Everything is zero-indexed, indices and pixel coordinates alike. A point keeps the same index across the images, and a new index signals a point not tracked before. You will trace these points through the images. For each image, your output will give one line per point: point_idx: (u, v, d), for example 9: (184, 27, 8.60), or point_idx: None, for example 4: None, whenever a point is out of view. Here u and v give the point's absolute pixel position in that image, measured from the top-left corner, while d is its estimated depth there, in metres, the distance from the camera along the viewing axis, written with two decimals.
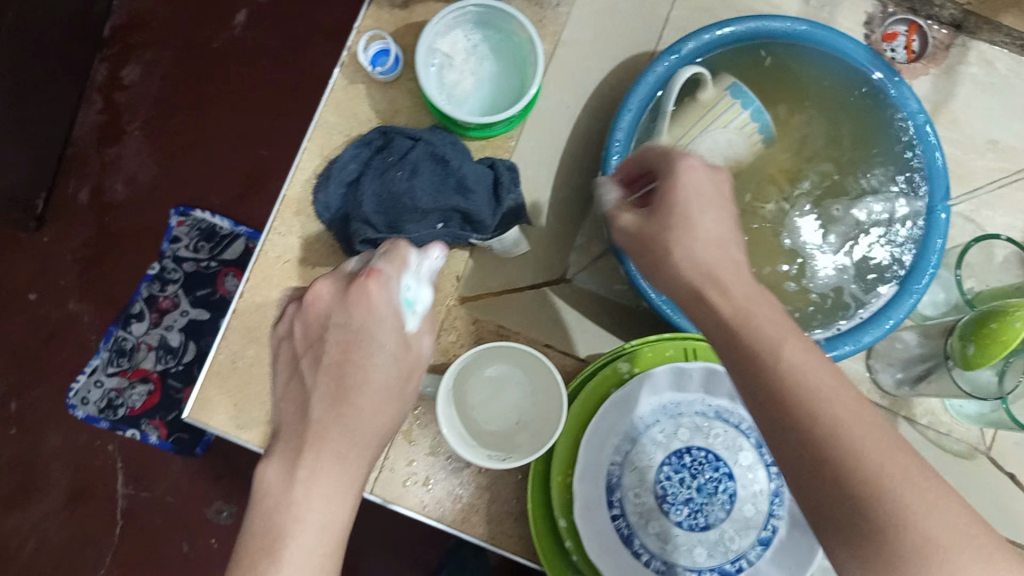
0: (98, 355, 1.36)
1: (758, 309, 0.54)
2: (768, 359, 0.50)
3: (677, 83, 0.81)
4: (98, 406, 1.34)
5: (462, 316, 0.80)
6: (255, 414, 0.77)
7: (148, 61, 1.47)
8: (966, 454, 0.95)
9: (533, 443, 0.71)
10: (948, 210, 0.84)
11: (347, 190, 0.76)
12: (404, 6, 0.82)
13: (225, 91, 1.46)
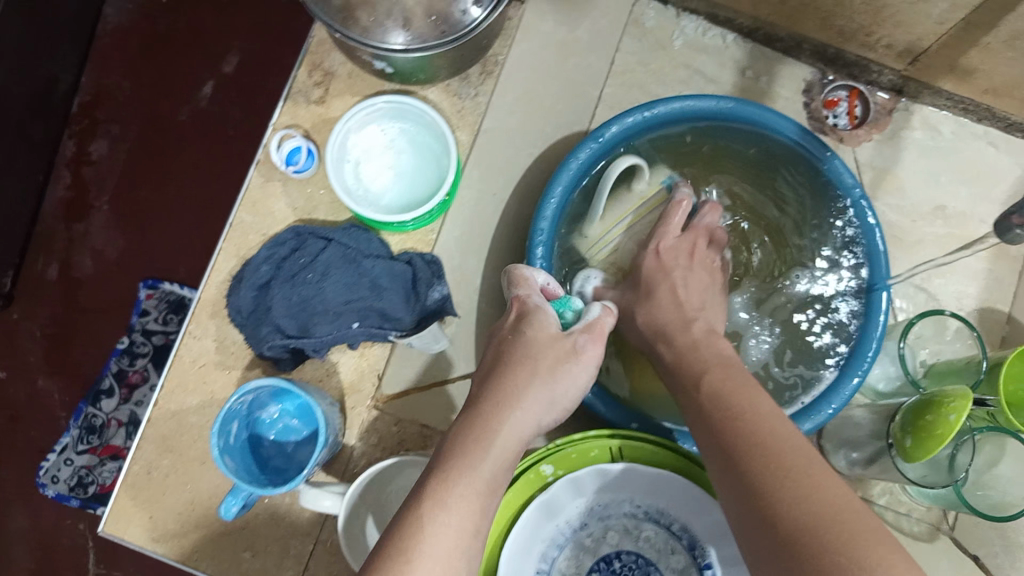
0: (67, 432, 1.17)
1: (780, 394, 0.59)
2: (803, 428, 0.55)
3: (615, 171, 0.82)
4: (66, 485, 1.16)
5: (382, 417, 0.77)
6: (168, 525, 0.75)
7: (117, 136, 1.24)
8: (927, 535, 0.91)
9: None
10: (889, 288, 0.81)
11: (259, 293, 0.74)
12: (320, 101, 0.81)
13: (191, 157, 1.23)
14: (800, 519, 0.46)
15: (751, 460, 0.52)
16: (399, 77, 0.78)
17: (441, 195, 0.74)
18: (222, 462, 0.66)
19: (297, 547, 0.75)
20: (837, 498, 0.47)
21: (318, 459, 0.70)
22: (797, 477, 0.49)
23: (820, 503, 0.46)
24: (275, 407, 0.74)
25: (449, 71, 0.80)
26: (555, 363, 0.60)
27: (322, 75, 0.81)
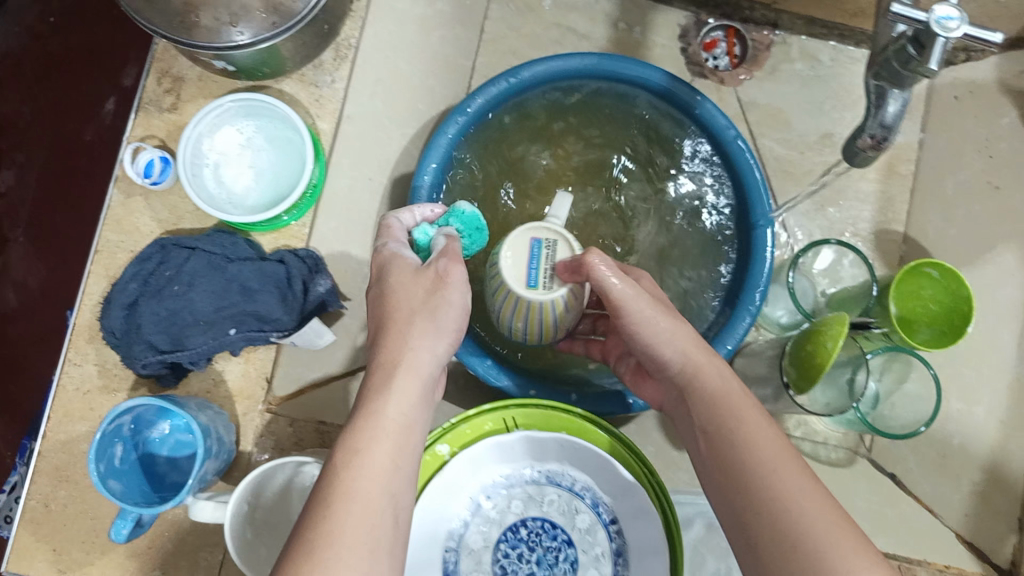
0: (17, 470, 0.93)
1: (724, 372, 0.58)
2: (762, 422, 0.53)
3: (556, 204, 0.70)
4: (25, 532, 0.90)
5: (277, 419, 0.77)
6: (74, 556, 0.74)
7: (24, 164, 0.99)
8: (843, 462, 0.90)
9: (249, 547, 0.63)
10: (771, 223, 0.81)
11: (129, 312, 0.72)
12: (173, 108, 0.79)
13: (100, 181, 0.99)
14: (738, 483, 0.50)
15: (702, 421, 0.55)
16: (245, 74, 0.77)
17: (302, 188, 0.73)
18: (102, 487, 0.65)
19: (208, 560, 0.75)
20: (773, 460, 0.50)
21: (210, 469, 0.70)
22: (735, 439, 0.52)
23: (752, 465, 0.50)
24: (164, 424, 0.74)
25: (299, 60, 0.79)
26: (426, 297, 0.58)
27: (171, 81, 0.79)
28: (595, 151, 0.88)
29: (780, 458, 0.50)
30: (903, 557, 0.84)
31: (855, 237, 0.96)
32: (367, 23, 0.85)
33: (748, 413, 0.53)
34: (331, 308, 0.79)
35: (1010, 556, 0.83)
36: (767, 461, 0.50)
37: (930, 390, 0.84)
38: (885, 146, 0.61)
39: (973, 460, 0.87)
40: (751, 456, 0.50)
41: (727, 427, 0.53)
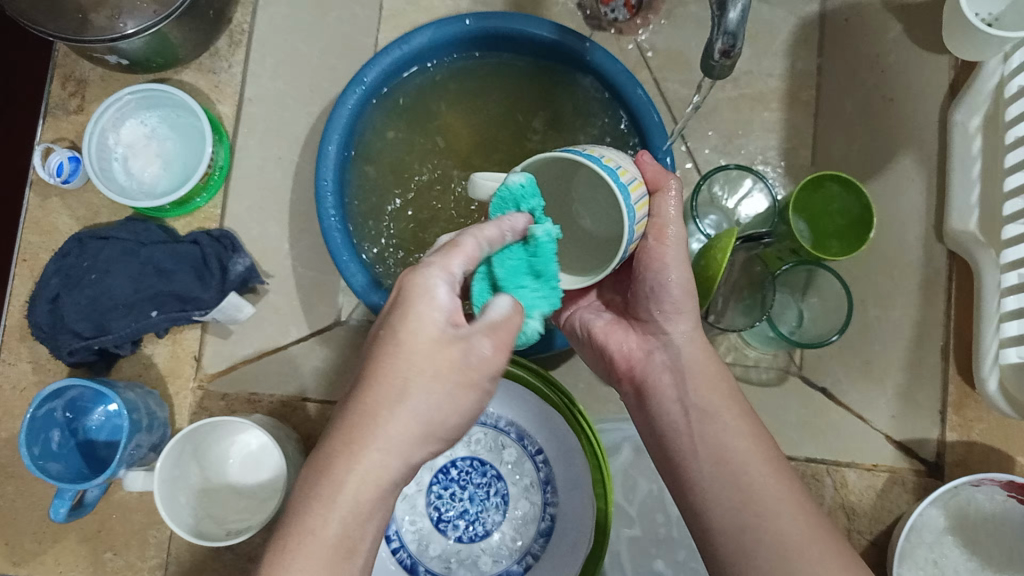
0: None
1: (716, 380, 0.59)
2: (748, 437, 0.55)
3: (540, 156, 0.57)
4: None
5: (210, 395, 0.80)
6: (27, 546, 0.76)
7: None
8: (776, 380, 0.91)
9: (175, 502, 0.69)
10: (673, 156, 0.81)
11: (53, 303, 0.76)
12: (80, 110, 0.83)
13: None
14: (725, 477, 0.54)
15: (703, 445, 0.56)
16: (141, 68, 0.82)
17: (204, 170, 0.78)
18: (35, 470, 0.68)
19: (157, 536, 0.77)
20: (762, 462, 0.54)
21: (137, 445, 0.72)
22: (731, 438, 0.55)
23: (746, 465, 0.54)
24: (98, 409, 0.76)
25: (192, 49, 0.83)
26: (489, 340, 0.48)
27: (75, 85, 0.83)
28: (504, 117, 0.89)
29: (770, 461, 0.54)
30: (830, 461, 0.87)
31: (765, 165, 0.98)
32: (258, 7, 0.88)
33: (741, 417, 0.57)
34: (253, 284, 0.82)
35: (935, 449, 0.86)
36: (761, 463, 0.54)
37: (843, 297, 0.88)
38: (735, 54, 0.65)
39: (892, 363, 0.89)
40: (745, 456, 0.54)
41: (718, 420, 0.57)
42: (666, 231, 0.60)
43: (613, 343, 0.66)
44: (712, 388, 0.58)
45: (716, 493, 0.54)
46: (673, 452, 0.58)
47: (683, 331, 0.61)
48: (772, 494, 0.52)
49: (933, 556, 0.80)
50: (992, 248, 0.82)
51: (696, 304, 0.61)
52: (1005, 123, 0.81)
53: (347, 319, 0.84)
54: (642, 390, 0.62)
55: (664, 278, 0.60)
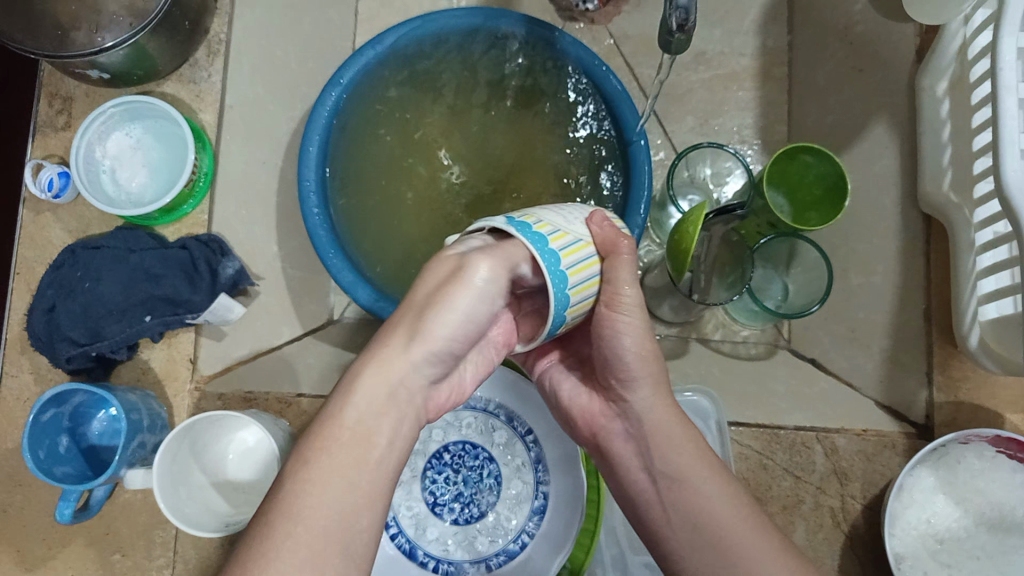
0: None
1: (668, 427, 0.60)
2: (709, 493, 0.58)
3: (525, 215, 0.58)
4: None
5: (206, 396, 0.81)
6: (37, 552, 0.78)
7: None
8: (767, 352, 0.95)
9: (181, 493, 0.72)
10: (645, 135, 0.83)
11: (50, 315, 0.78)
12: (67, 126, 0.85)
13: None
14: (702, 549, 0.56)
15: (671, 516, 0.59)
16: (122, 80, 0.84)
17: (187, 176, 0.80)
18: (40, 473, 0.70)
19: (164, 534, 0.78)
20: (739, 529, 0.56)
21: (136, 445, 0.74)
22: (707, 505, 0.57)
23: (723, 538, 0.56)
24: (98, 415, 0.78)
25: (171, 59, 0.85)
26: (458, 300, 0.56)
27: (61, 102, 0.86)
28: (482, 112, 0.91)
29: (746, 525, 0.56)
30: (820, 428, 0.87)
31: (742, 144, 1.01)
32: (235, 18, 0.89)
33: (715, 481, 0.58)
34: (243, 286, 0.84)
35: (924, 411, 0.86)
36: (736, 530, 0.56)
37: (822, 264, 0.89)
38: (690, 27, 0.70)
39: (878, 329, 0.91)
40: (721, 523, 0.56)
41: (693, 489, 0.58)
42: (618, 299, 0.58)
43: (579, 408, 0.67)
44: (679, 452, 0.59)
45: (697, 563, 0.57)
46: (646, 522, 0.60)
47: (643, 400, 0.61)
48: (752, 565, 0.55)
49: (925, 516, 0.81)
50: (964, 207, 0.83)
51: (655, 373, 0.61)
52: (971, 83, 0.82)
53: (340, 317, 0.92)
54: (608, 457, 0.64)
55: (619, 345, 0.60)
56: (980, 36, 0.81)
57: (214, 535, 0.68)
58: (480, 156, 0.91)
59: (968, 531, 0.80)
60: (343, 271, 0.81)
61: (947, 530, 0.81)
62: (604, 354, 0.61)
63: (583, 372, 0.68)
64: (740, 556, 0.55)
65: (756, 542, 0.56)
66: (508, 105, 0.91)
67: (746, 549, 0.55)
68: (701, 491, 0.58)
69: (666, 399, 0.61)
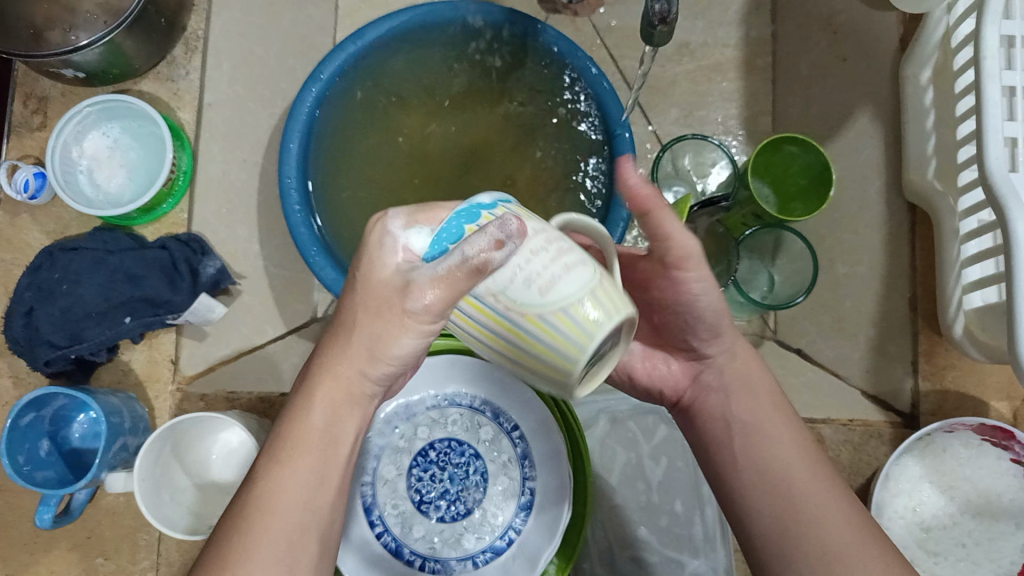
0: None
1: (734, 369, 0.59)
2: (773, 437, 0.55)
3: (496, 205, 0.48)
4: None
5: (189, 398, 0.81)
6: (19, 557, 0.77)
7: None
8: (755, 341, 0.92)
9: (160, 496, 0.71)
10: (629, 128, 0.83)
11: (29, 318, 0.77)
12: (43, 126, 0.84)
13: None
14: (768, 490, 0.54)
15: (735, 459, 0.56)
16: (99, 80, 0.83)
17: (165, 177, 0.80)
18: (18, 478, 0.69)
19: (148, 537, 0.78)
20: (805, 473, 0.53)
21: (117, 449, 0.74)
22: (776, 452, 0.55)
23: (796, 483, 0.53)
24: (79, 418, 0.77)
25: (148, 57, 0.84)
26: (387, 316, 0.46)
27: (37, 102, 0.85)
28: (467, 109, 0.91)
29: (820, 474, 0.54)
30: (805, 418, 0.88)
31: (726, 134, 0.99)
32: (213, 15, 0.90)
33: (781, 423, 0.56)
34: (225, 286, 0.84)
35: (911, 400, 0.87)
36: (809, 476, 0.53)
37: (808, 254, 0.89)
38: (671, 19, 0.70)
39: (864, 319, 0.90)
40: (788, 470, 0.54)
41: (762, 435, 0.56)
42: (681, 252, 0.54)
43: (654, 376, 0.62)
44: (757, 400, 0.57)
45: (768, 506, 0.53)
46: (713, 466, 0.58)
47: (722, 357, 0.59)
48: (821, 510, 0.52)
49: (912, 505, 0.81)
50: (949, 196, 0.83)
51: (734, 328, 0.58)
52: (954, 71, 0.82)
53: (322, 314, 0.86)
54: (686, 411, 0.61)
55: (695, 304, 0.56)
56: (964, 24, 0.81)
57: (195, 536, 0.67)
58: (467, 153, 0.90)
59: (952, 518, 0.81)
60: (327, 269, 0.80)
61: (933, 518, 0.81)
62: (670, 303, 0.58)
63: (644, 346, 0.64)
64: (807, 499, 0.52)
65: (822, 488, 0.53)
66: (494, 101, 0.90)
67: (814, 492, 0.53)
68: (762, 433, 0.56)
69: (747, 350, 0.59)
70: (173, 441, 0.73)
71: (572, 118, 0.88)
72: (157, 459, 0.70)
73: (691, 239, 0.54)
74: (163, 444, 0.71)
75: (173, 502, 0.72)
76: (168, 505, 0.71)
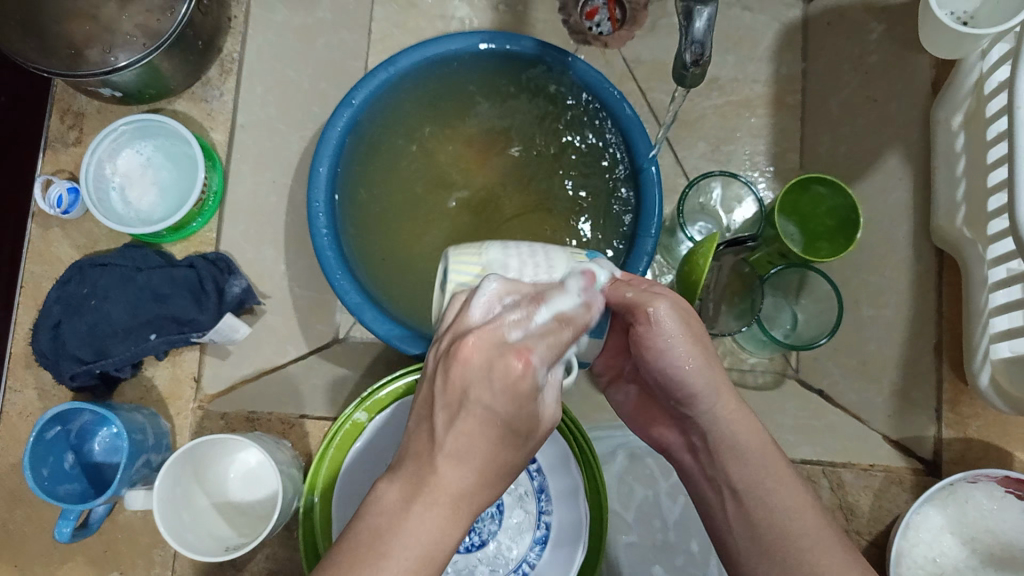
0: None
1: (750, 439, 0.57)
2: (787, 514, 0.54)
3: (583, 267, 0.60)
4: None
5: (209, 416, 0.81)
6: (35, 568, 0.78)
7: None
8: (772, 383, 0.94)
9: (185, 529, 0.70)
10: (656, 162, 0.83)
11: (56, 332, 0.78)
12: (78, 142, 0.86)
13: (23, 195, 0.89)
14: (770, 556, 0.54)
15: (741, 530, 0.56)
16: (134, 99, 0.85)
17: (196, 197, 0.80)
18: (40, 492, 0.69)
19: (163, 554, 0.78)
20: (805, 532, 0.53)
21: (139, 466, 0.74)
22: (772, 513, 0.55)
23: (793, 545, 0.53)
24: (101, 432, 0.78)
25: (183, 78, 0.85)
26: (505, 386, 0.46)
27: (73, 118, 0.86)
28: (497, 136, 0.91)
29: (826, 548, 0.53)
30: (826, 462, 0.86)
31: (753, 170, 1.00)
32: (247, 38, 0.91)
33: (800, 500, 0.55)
34: (250, 305, 0.85)
35: (934, 447, 0.85)
36: (807, 536, 0.53)
37: (834, 297, 0.89)
38: (704, 62, 0.70)
39: (887, 363, 0.90)
40: (784, 528, 0.54)
41: (760, 493, 0.56)
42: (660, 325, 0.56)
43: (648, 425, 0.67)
44: (743, 460, 0.57)
45: (768, 572, 0.54)
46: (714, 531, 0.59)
47: (705, 412, 0.59)
48: (825, 572, 0.51)
49: (932, 555, 0.80)
50: (978, 243, 0.83)
51: (722, 392, 0.58)
52: (987, 117, 0.81)
53: (346, 336, 0.90)
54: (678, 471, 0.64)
55: (674, 367, 0.58)
56: (998, 70, 0.80)
57: (216, 558, 0.67)
58: (490, 184, 0.91)
59: (975, 572, 0.80)
60: (351, 291, 0.81)
61: (953, 569, 0.80)
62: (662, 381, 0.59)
63: (640, 392, 0.68)
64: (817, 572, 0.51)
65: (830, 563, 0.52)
66: (522, 128, 0.91)
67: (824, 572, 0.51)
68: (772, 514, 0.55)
69: (729, 402, 0.58)
70: (183, 476, 0.72)
71: (600, 150, 0.88)
72: (173, 491, 0.70)
73: (660, 303, 0.57)
74: (178, 476, 0.71)
75: (202, 534, 0.71)
76: (195, 537, 0.71)
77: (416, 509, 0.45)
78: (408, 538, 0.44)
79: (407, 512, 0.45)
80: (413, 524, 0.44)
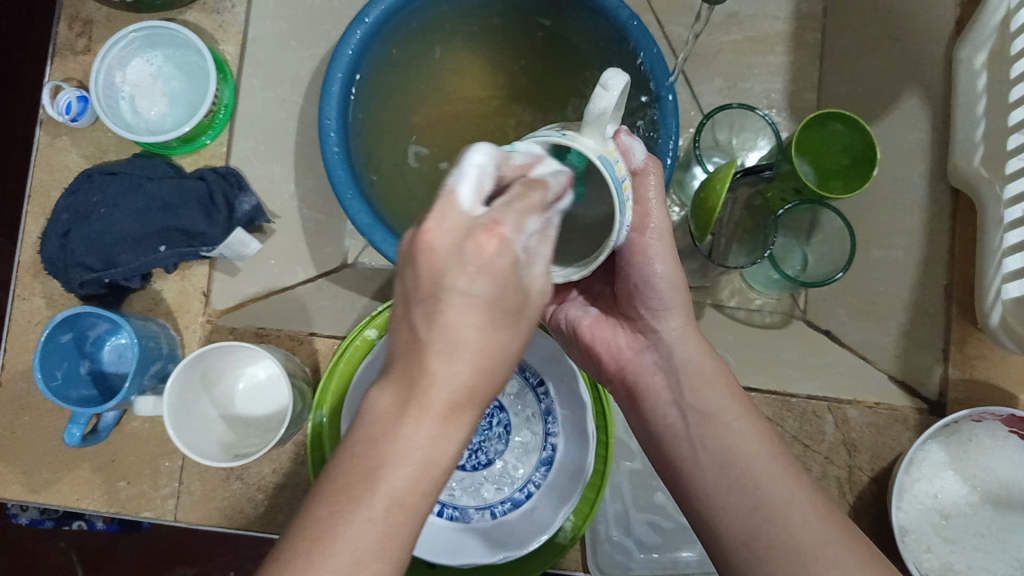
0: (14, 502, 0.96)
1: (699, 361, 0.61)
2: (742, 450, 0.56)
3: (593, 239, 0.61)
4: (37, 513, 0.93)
5: (217, 330, 0.81)
6: (42, 475, 0.78)
7: None
8: (780, 323, 0.93)
9: (195, 439, 0.70)
10: (673, 92, 0.78)
11: (64, 240, 0.77)
12: (86, 50, 0.84)
13: None
14: (731, 487, 0.55)
15: (710, 469, 0.57)
16: (145, 6, 0.83)
17: (204, 112, 0.79)
18: (48, 394, 0.69)
19: (169, 465, 0.78)
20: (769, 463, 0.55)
21: (151, 374, 0.74)
22: (737, 442, 0.57)
23: (757, 475, 0.55)
24: (111, 342, 0.77)
25: None
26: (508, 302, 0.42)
27: (81, 25, 0.85)
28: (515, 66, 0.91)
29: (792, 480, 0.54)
30: (832, 398, 0.86)
31: (769, 108, 0.97)
32: None
33: (747, 421, 0.58)
34: (259, 223, 0.84)
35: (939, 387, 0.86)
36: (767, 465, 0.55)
37: (846, 236, 0.88)
38: None
39: (897, 302, 0.90)
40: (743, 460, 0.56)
41: (719, 426, 0.58)
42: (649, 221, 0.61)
43: (602, 340, 0.67)
44: (712, 390, 0.60)
45: (722, 500, 0.55)
46: (673, 461, 0.60)
47: (674, 330, 0.62)
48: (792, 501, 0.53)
49: (932, 491, 0.80)
50: (995, 183, 0.82)
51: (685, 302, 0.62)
52: (1011, 54, 0.81)
53: (355, 262, 0.89)
54: (635, 393, 0.64)
55: (650, 273, 0.61)
56: None
57: (223, 464, 0.67)
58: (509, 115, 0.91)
59: (974, 507, 0.80)
60: (360, 212, 0.78)
61: (954, 505, 0.80)
62: (633, 284, 0.62)
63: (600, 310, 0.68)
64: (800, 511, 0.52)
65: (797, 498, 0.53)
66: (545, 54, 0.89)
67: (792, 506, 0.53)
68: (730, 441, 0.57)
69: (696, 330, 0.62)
70: (190, 382, 0.71)
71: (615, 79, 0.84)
72: (183, 391, 0.70)
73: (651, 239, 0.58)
74: (190, 380, 0.71)
75: (207, 444, 0.71)
76: (202, 449, 0.70)
77: (389, 439, 0.40)
78: (387, 475, 0.39)
79: (376, 443, 0.40)
80: (390, 460, 0.39)
